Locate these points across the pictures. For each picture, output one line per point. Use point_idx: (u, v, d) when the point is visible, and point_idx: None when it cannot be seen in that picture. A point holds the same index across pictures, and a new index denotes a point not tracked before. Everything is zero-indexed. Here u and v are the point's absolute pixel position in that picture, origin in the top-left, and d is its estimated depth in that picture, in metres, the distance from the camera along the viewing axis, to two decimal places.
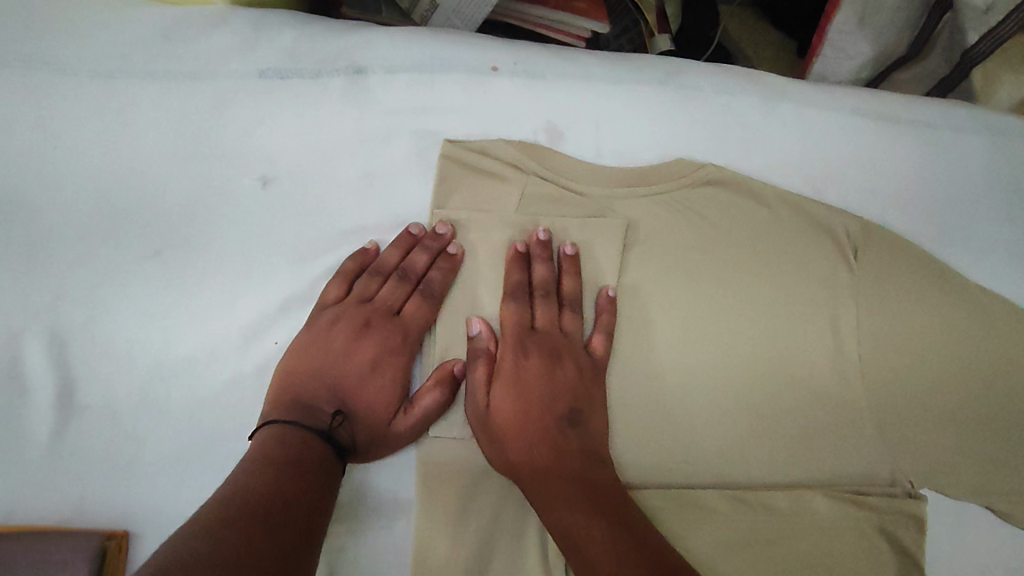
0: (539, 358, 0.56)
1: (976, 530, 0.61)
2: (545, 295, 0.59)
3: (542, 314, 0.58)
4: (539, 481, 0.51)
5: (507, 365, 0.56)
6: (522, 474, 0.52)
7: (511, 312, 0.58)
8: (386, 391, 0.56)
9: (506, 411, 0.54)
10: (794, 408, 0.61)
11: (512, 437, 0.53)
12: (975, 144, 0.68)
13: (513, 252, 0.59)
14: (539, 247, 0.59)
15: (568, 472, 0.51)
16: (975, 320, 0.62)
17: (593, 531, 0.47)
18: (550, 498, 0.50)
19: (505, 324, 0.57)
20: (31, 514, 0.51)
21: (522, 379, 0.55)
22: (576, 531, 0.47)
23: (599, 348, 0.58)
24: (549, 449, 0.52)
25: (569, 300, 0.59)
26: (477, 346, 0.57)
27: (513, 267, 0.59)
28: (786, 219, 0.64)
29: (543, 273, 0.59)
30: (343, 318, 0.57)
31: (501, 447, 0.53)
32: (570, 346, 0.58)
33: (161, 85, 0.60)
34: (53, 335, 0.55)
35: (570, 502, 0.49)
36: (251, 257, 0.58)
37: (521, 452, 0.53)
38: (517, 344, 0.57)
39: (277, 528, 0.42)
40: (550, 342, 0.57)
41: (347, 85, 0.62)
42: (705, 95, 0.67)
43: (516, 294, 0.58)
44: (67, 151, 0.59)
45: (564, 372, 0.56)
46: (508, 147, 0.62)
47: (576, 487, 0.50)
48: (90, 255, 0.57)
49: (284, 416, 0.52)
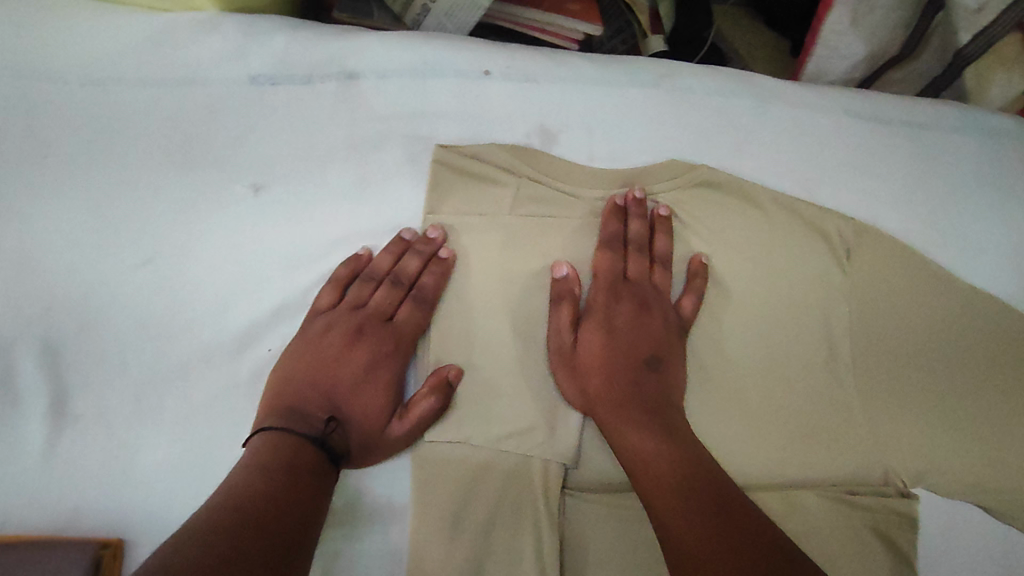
0: (629, 304, 0.59)
1: (969, 527, 0.61)
2: (639, 248, 0.61)
3: (634, 262, 0.61)
4: (615, 414, 0.54)
5: (597, 306, 0.59)
6: (599, 407, 0.56)
7: (604, 258, 0.60)
8: (380, 397, 0.56)
9: (593, 347, 0.57)
10: (789, 408, 0.61)
11: (594, 370, 0.57)
12: (966, 144, 0.69)
13: (611, 204, 0.62)
14: (635, 205, 0.62)
15: (649, 410, 0.54)
16: (964, 318, 0.63)
17: (665, 464, 0.50)
18: (626, 425, 0.54)
19: (598, 270, 0.60)
20: (26, 522, 0.51)
21: (611, 324, 0.58)
22: (648, 459, 0.51)
23: (687, 308, 0.60)
24: (629, 381, 0.56)
25: (660, 257, 0.62)
26: (560, 286, 0.58)
27: (611, 219, 0.61)
28: (779, 221, 0.64)
29: (638, 230, 0.61)
30: (336, 324, 0.57)
31: (582, 382, 0.57)
32: (658, 301, 0.60)
33: (152, 91, 0.60)
34: (46, 344, 0.55)
35: (644, 433, 0.53)
36: (245, 262, 0.58)
37: (602, 385, 0.56)
38: (607, 288, 0.60)
39: (271, 535, 0.42)
40: (640, 292, 0.60)
41: (339, 90, 0.62)
42: (697, 97, 0.67)
43: (612, 243, 0.61)
44: (57, 159, 0.58)
45: (652, 320, 0.58)
46: (499, 151, 0.62)
47: (654, 425, 0.53)
48: (83, 263, 0.57)
49: (278, 423, 0.52)
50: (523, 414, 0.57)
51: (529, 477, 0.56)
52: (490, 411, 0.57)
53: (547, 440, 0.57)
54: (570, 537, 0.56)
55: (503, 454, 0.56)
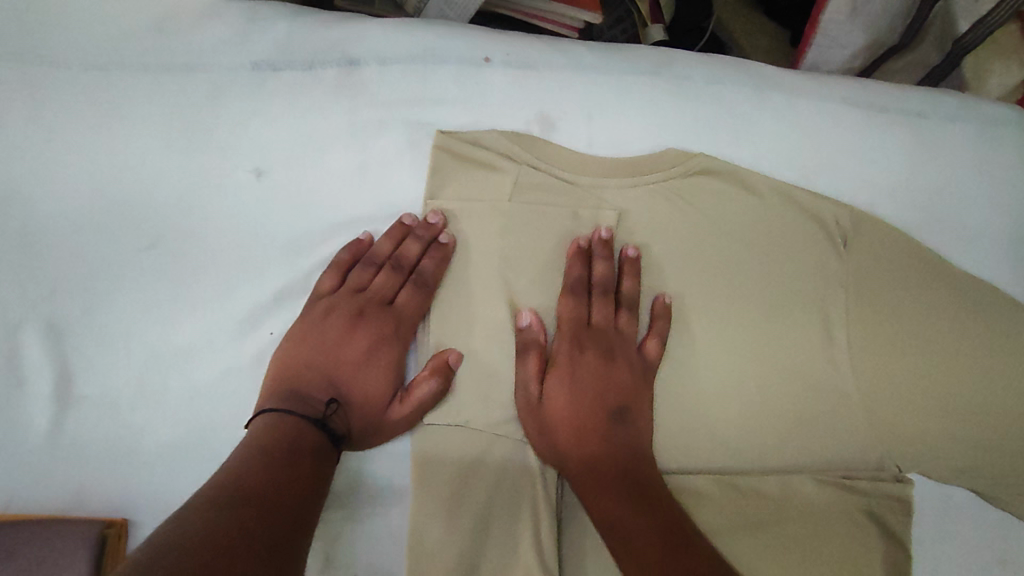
0: (594, 353, 0.59)
1: (960, 510, 0.63)
2: (603, 292, 0.60)
3: (598, 309, 0.60)
4: (585, 474, 0.53)
5: (561, 362, 0.58)
6: (569, 467, 0.55)
7: (568, 306, 0.59)
8: (380, 380, 0.57)
9: (558, 404, 0.56)
10: (784, 394, 0.62)
11: (561, 424, 0.56)
12: (964, 132, 0.69)
13: (575, 246, 0.61)
14: (600, 246, 0.60)
15: (618, 465, 0.53)
16: (962, 305, 0.64)
17: (637, 517, 0.49)
18: (598, 487, 0.52)
19: (562, 317, 0.59)
20: (31, 502, 0.52)
21: (576, 373, 0.58)
22: (620, 518, 0.50)
23: (652, 351, 0.59)
24: (599, 442, 0.55)
25: (626, 301, 0.61)
26: (525, 337, 0.58)
27: (575, 263, 0.60)
28: (776, 208, 0.65)
29: (604, 272, 0.60)
30: (338, 308, 0.58)
31: (549, 430, 0.56)
32: (624, 347, 0.59)
33: (154, 78, 0.61)
34: (49, 327, 0.56)
35: (612, 493, 0.51)
36: (246, 247, 0.59)
37: (569, 440, 0.55)
38: (573, 339, 0.59)
39: (273, 515, 0.42)
40: (606, 339, 0.59)
41: (340, 76, 0.62)
42: (696, 85, 0.67)
43: (576, 291, 0.60)
44: (60, 144, 0.59)
45: (618, 368, 0.58)
46: (499, 137, 0.62)
47: (623, 480, 0.52)
48: (87, 247, 0.57)
49: (280, 405, 0.52)
50: (521, 396, 0.58)
51: (528, 459, 0.57)
52: (489, 396, 0.57)
53: None
54: (567, 518, 0.57)
55: (502, 438, 0.57)
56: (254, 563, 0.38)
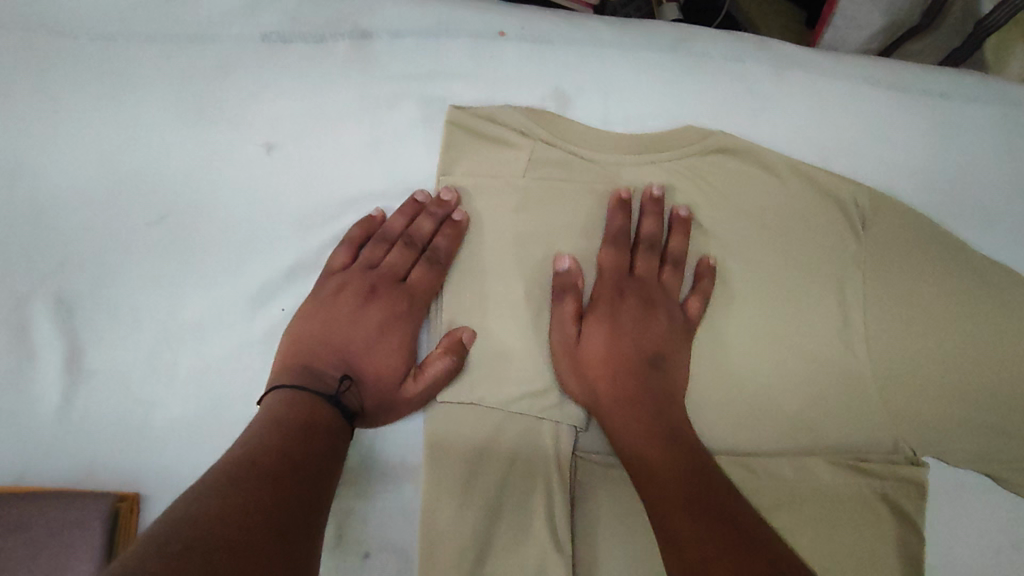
0: (634, 300, 0.58)
1: (974, 497, 0.62)
2: (649, 245, 0.60)
3: (642, 260, 0.60)
4: (619, 412, 0.53)
5: (601, 302, 0.58)
6: (603, 407, 0.54)
7: (609, 255, 0.59)
8: (392, 357, 0.56)
9: (596, 343, 0.56)
10: (799, 377, 0.61)
11: (598, 367, 0.55)
12: (985, 113, 0.68)
13: (615, 198, 0.60)
14: (651, 202, 0.60)
15: (652, 405, 0.52)
16: (986, 289, 0.62)
17: (662, 454, 0.49)
18: (628, 427, 0.52)
19: (604, 266, 0.59)
20: (43, 475, 0.52)
21: (617, 317, 0.57)
22: (648, 459, 0.49)
23: (693, 310, 0.59)
24: (638, 382, 0.54)
25: (672, 257, 0.61)
26: (562, 281, 0.57)
27: (617, 213, 0.59)
28: (794, 188, 0.63)
29: (650, 228, 0.60)
30: (350, 284, 0.58)
31: (586, 379, 0.55)
32: (667, 301, 0.59)
33: (164, 48, 0.60)
34: (60, 301, 0.55)
35: (646, 433, 0.50)
36: (258, 221, 0.58)
37: (606, 385, 0.54)
38: (613, 286, 0.58)
39: (288, 491, 0.42)
40: (648, 288, 0.59)
41: (353, 49, 0.61)
42: (714, 61, 0.66)
43: (618, 239, 0.59)
44: (68, 115, 0.58)
45: (657, 317, 0.57)
46: (513, 112, 0.61)
47: (657, 423, 0.51)
48: (96, 220, 0.57)
49: (292, 381, 0.52)
50: (534, 377, 0.57)
51: (540, 440, 0.57)
52: (502, 375, 0.57)
53: (558, 403, 0.57)
54: (580, 500, 0.57)
55: (515, 415, 0.57)
56: (272, 540, 0.37)
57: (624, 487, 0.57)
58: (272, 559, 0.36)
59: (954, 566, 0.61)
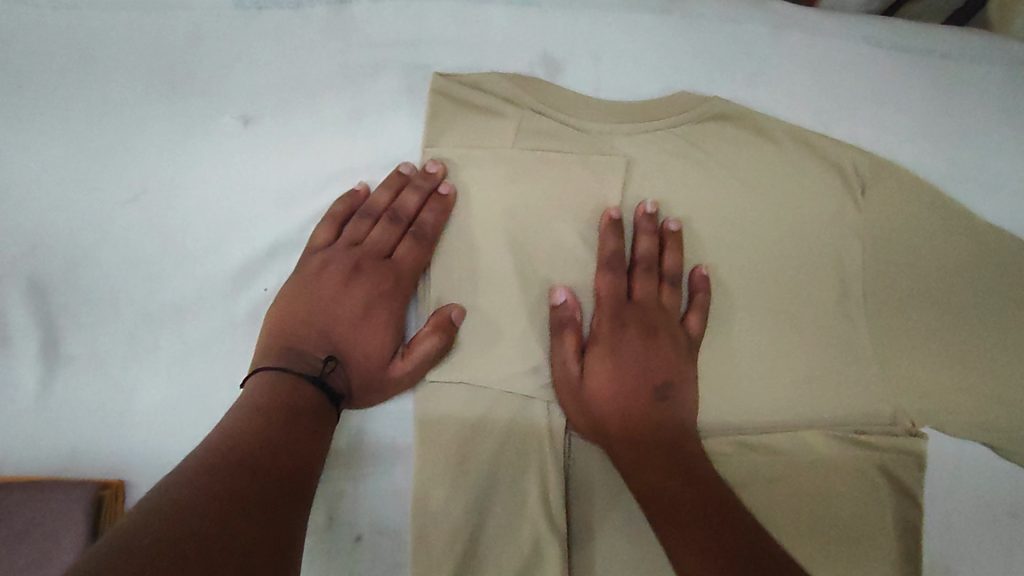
0: (635, 330, 0.56)
1: (974, 466, 0.61)
2: (646, 268, 0.58)
3: (640, 282, 0.58)
4: (630, 450, 0.51)
5: (603, 339, 0.55)
6: (614, 443, 0.52)
7: (607, 282, 0.56)
8: (379, 338, 0.54)
9: (601, 382, 0.53)
10: (796, 349, 0.60)
11: (608, 408, 0.53)
12: (989, 74, 0.65)
13: (608, 218, 0.57)
14: (646, 220, 0.58)
15: (664, 442, 0.51)
16: (986, 256, 0.61)
17: (678, 490, 0.47)
18: (642, 467, 0.50)
19: (601, 292, 0.56)
20: (25, 463, 0.51)
21: (621, 352, 0.55)
22: (662, 493, 0.48)
23: (694, 327, 0.58)
24: (648, 421, 0.52)
25: (670, 274, 0.59)
26: (561, 315, 0.55)
27: (610, 235, 0.57)
28: (792, 155, 0.61)
29: (647, 239, 0.58)
30: (333, 262, 0.56)
31: (591, 415, 0.53)
32: (668, 324, 0.57)
33: (132, 17, 0.57)
34: (33, 284, 0.53)
35: (659, 470, 0.49)
36: (237, 197, 0.56)
37: (614, 419, 0.52)
38: (613, 317, 0.56)
39: (270, 483, 0.40)
40: (648, 314, 0.57)
41: (331, 15, 0.58)
42: (710, 23, 0.63)
43: (613, 265, 0.57)
44: (34, 88, 0.55)
45: (662, 345, 0.55)
46: (501, 80, 0.58)
47: (669, 459, 0.50)
48: (67, 200, 0.54)
49: (274, 362, 0.50)
50: (527, 353, 0.56)
51: (533, 418, 0.55)
52: (494, 353, 0.55)
53: (553, 380, 0.56)
54: (575, 479, 0.56)
55: (506, 395, 0.55)
56: (250, 535, 0.35)
57: (619, 464, 0.56)
58: (250, 554, 0.34)
59: (953, 536, 0.60)
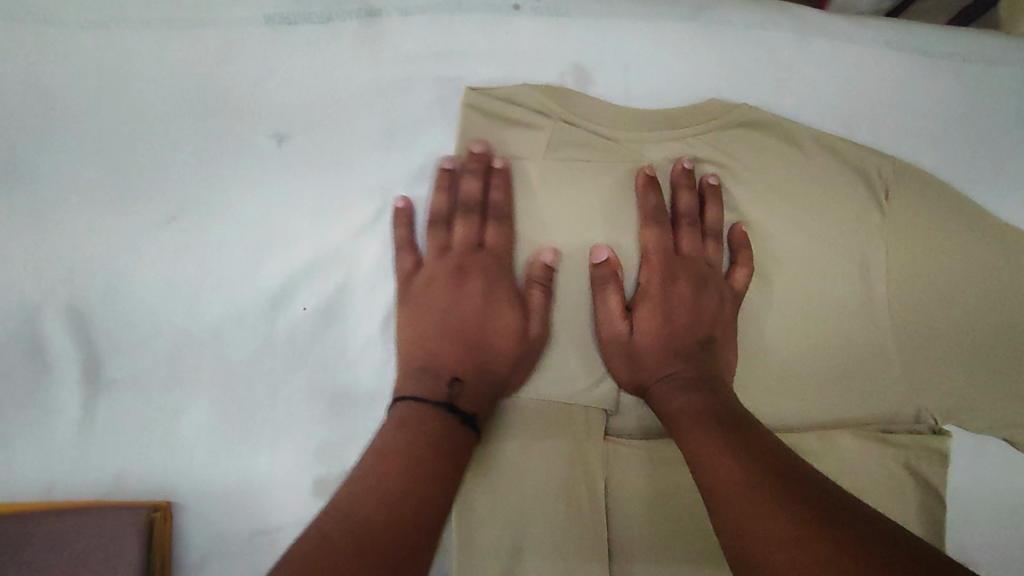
0: (685, 283, 0.58)
1: (993, 461, 0.64)
2: (691, 222, 0.60)
3: (686, 237, 0.60)
4: (661, 382, 0.55)
5: (652, 290, 0.58)
6: (650, 380, 0.56)
7: (654, 236, 0.58)
8: (507, 316, 0.55)
9: (648, 332, 0.56)
10: (822, 352, 0.61)
11: (651, 353, 0.56)
12: (1007, 77, 0.66)
13: (643, 176, 0.58)
14: (684, 176, 0.60)
15: (696, 372, 0.54)
16: (1004, 258, 0.62)
17: (703, 407, 0.51)
18: (671, 389, 0.54)
19: (648, 248, 0.58)
20: (72, 488, 0.51)
21: (669, 304, 0.57)
22: (686, 408, 0.52)
23: (741, 281, 0.60)
24: (686, 362, 0.55)
25: (711, 228, 0.61)
26: (602, 272, 0.56)
27: (650, 193, 0.58)
28: (818, 161, 0.62)
29: (688, 203, 0.60)
30: (437, 274, 0.56)
31: (637, 364, 0.56)
32: (714, 276, 0.59)
33: (160, 34, 0.56)
34: (70, 309, 0.53)
35: (687, 392, 0.53)
36: (272, 215, 0.56)
37: (655, 361, 0.56)
38: (663, 269, 0.58)
39: (394, 523, 0.43)
40: (696, 268, 0.59)
41: (361, 29, 0.58)
42: (736, 30, 0.64)
43: (659, 219, 0.58)
44: (63, 110, 0.54)
45: (709, 297, 0.58)
46: (533, 91, 0.58)
47: (698, 384, 0.53)
48: (101, 223, 0.54)
49: (410, 390, 0.52)
50: (564, 362, 0.58)
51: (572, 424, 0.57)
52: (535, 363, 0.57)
53: (590, 386, 0.57)
54: (611, 488, 0.56)
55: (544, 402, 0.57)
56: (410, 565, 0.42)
57: (652, 470, 0.56)
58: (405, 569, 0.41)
59: (974, 530, 0.63)
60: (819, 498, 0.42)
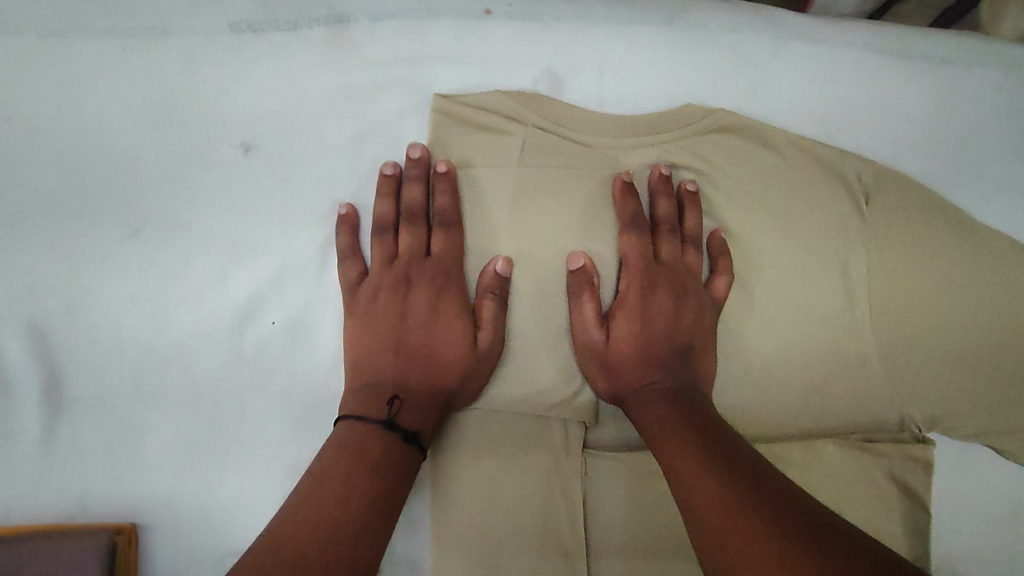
0: (665, 290, 0.56)
1: (978, 466, 0.63)
2: (670, 228, 0.58)
3: (665, 244, 0.58)
4: (640, 394, 0.53)
5: (631, 299, 0.56)
6: (629, 392, 0.54)
7: (632, 243, 0.56)
8: (452, 321, 0.54)
9: (625, 342, 0.54)
10: (807, 359, 0.60)
11: (628, 363, 0.54)
12: (987, 78, 0.65)
13: (620, 183, 0.56)
14: (662, 182, 0.58)
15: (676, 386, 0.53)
16: (984, 260, 0.61)
17: (684, 421, 0.49)
18: (650, 403, 0.52)
19: (627, 255, 0.56)
20: (32, 512, 0.50)
21: (648, 312, 0.56)
22: (665, 421, 0.50)
23: (721, 288, 0.58)
24: (666, 374, 0.53)
25: (690, 235, 0.59)
26: (578, 279, 0.54)
27: (628, 199, 0.56)
28: (796, 165, 0.61)
29: (667, 209, 0.58)
30: (380, 287, 0.54)
31: (615, 374, 0.54)
32: (694, 283, 0.58)
33: (123, 46, 0.55)
34: (31, 327, 0.52)
35: (666, 405, 0.51)
36: (239, 226, 0.54)
37: (633, 372, 0.54)
38: (643, 277, 0.56)
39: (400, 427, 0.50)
40: (676, 275, 0.57)
41: (328, 36, 0.57)
42: (712, 34, 0.63)
43: (638, 225, 0.56)
44: (21, 123, 0.53)
45: (688, 305, 0.56)
46: (504, 99, 0.57)
47: (678, 398, 0.51)
48: (62, 237, 0.53)
49: (350, 410, 0.50)
50: (540, 375, 0.55)
51: (550, 438, 0.56)
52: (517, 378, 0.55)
53: (567, 399, 0.56)
54: (594, 502, 0.55)
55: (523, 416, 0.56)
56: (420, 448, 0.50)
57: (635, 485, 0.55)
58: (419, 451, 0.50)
59: (959, 536, 0.62)
60: (799, 511, 0.40)
